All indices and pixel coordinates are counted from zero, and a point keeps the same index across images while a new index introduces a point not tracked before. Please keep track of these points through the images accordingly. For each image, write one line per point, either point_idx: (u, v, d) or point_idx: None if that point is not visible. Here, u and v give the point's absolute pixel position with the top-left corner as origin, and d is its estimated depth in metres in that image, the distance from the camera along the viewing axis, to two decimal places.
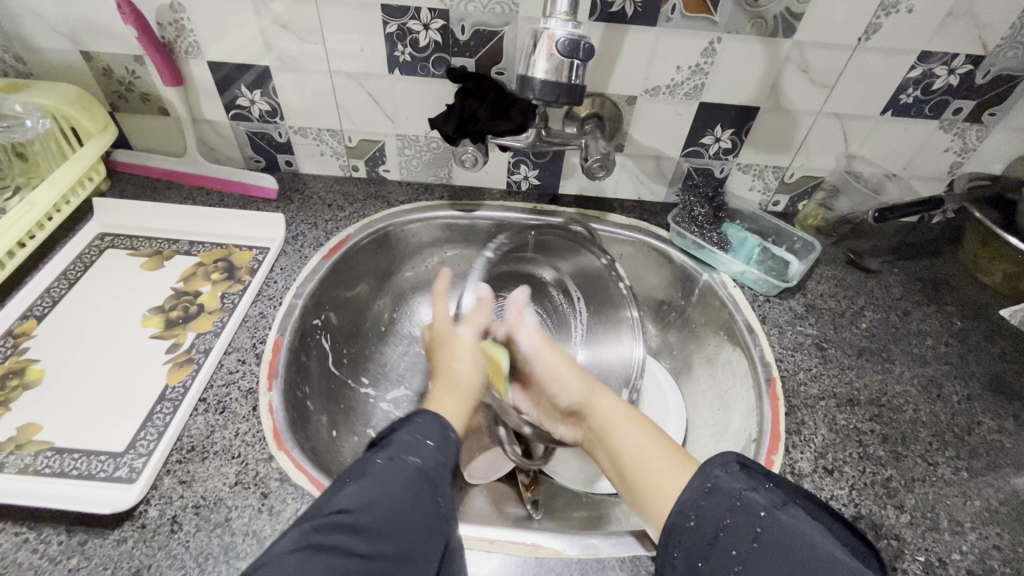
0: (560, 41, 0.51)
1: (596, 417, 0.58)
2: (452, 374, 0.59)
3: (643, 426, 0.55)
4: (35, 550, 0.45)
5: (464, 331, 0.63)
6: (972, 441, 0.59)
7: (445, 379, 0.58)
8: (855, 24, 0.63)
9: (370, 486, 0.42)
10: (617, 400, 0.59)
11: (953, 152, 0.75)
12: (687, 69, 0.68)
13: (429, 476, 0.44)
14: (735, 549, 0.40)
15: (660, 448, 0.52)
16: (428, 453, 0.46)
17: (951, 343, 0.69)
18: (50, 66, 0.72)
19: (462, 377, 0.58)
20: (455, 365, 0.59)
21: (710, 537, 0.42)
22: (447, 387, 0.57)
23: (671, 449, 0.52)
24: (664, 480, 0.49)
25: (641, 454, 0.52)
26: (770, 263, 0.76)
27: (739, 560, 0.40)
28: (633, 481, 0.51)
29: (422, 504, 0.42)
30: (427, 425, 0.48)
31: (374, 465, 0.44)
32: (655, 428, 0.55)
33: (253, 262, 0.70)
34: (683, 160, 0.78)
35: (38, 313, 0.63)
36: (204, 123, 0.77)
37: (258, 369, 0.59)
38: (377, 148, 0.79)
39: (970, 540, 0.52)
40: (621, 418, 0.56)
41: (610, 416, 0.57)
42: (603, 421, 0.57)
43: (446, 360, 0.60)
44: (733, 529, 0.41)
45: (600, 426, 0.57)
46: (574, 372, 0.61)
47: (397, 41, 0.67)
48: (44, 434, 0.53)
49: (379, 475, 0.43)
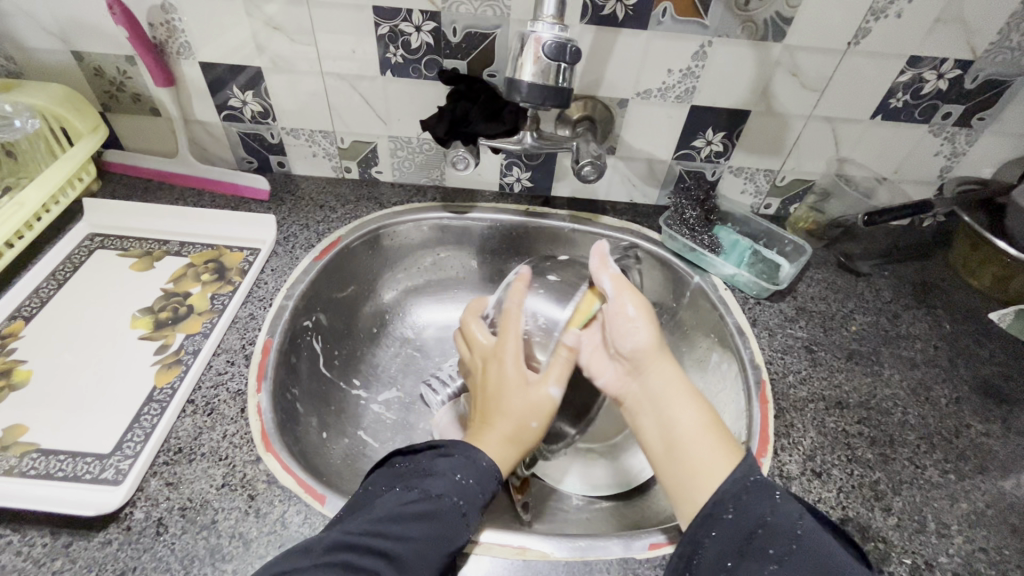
0: (546, 45, 0.51)
1: (657, 383, 0.55)
2: (523, 428, 0.54)
3: (701, 406, 0.54)
4: (19, 552, 0.45)
5: (552, 391, 0.56)
6: (960, 444, 0.60)
7: (512, 429, 0.54)
8: (844, 29, 0.63)
9: (405, 519, 0.45)
10: (677, 370, 0.56)
11: (942, 157, 0.75)
12: (678, 72, 0.68)
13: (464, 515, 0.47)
14: (772, 548, 0.41)
15: (715, 433, 0.51)
16: (469, 492, 0.49)
17: (940, 346, 0.70)
18: (41, 66, 0.71)
19: (531, 438, 0.55)
20: (532, 424, 0.55)
21: (747, 534, 0.43)
22: (507, 432, 0.54)
23: (724, 436, 0.52)
24: (716, 469, 0.49)
25: (697, 434, 0.51)
26: (761, 266, 0.76)
27: (775, 558, 0.40)
28: (683, 457, 0.50)
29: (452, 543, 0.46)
30: (476, 465, 0.50)
31: (417, 496, 0.47)
32: (708, 408, 0.54)
33: (244, 263, 0.70)
34: (674, 163, 0.79)
35: (26, 313, 0.63)
36: (196, 123, 0.77)
37: (247, 371, 0.59)
38: (370, 149, 0.79)
39: (957, 543, 0.52)
40: (682, 393, 0.54)
41: (669, 385, 0.54)
42: (662, 387, 0.54)
43: (520, 414, 0.55)
44: (771, 527, 0.42)
45: (656, 392, 0.54)
46: (647, 328, 0.56)
47: (389, 44, 0.67)
48: (30, 436, 0.52)
49: (420, 509, 0.46)
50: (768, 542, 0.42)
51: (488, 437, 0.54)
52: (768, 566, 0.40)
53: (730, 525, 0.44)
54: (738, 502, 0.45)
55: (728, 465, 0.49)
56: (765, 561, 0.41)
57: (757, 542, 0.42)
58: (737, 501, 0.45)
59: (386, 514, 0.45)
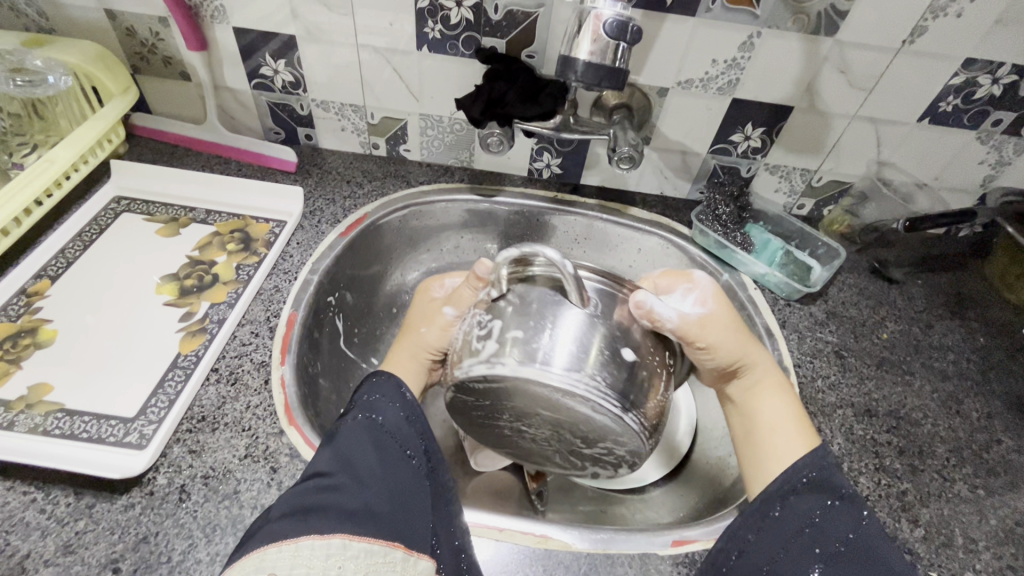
0: (607, 22, 0.50)
1: (745, 381, 0.53)
2: (416, 337, 0.54)
3: (789, 398, 0.52)
4: (43, 510, 0.45)
5: (447, 310, 0.53)
6: (990, 459, 0.59)
7: (408, 342, 0.54)
8: (899, 27, 0.61)
9: (343, 448, 0.42)
10: (762, 358, 0.54)
11: (987, 165, 0.73)
12: (723, 63, 0.66)
13: (397, 435, 0.44)
14: (819, 548, 0.41)
15: (795, 420, 0.50)
16: (392, 411, 0.45)
17: (973, 359, 0.68)
18: (74, 23, 0.70)
19: (422, 345, 0.54)
20: (421, 330, 0.54)
21: (795, 531, 0.42)
22: (405, 343, 0.55)
23: (803, 424, 0.50)
24: (788, 449, 0.47)
25: (780, 423, 0.50)
26: (793, 266, 0.75)
27: (820, 558, 0.40)
28: (758, 446, 0.49)
29: (397, 461, 0.43)
30: (381, 384, 0.47)
31: (348, 425, 0.44)
32: (796, 401, 0.52)
33: (270, 235, 0.69)
34: (709, 157, 0.77)
35: (52, 273, 0.62)
36: (226, 91, 0.76)
37: (271, 343, 0.59)
38: (399, 127, 0.78)
39: (984, 559, 0.51)
40: (770, 385, 0.52)
41: (754, 376, 0.53)
42: (751, 382, 0.53)
43: (417, 322, 0.55)
44: (822, 527, 0.41)
45: (745, 389, 0.53)
46: (734, 334, 0.52)
47: (427, 18, 0.65)
48: (55, 395, 0.52)
49: (347, 438, 0.43)
50: (817, 542, 0.41)
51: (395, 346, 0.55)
52: (814, 564, 0.40)
53: (776, 524, 0.42)
54: (787, 502, 0.43)
55: (802, 446, 0.48)
56: (811, 561, 0.40)
57: (804, 541, 0.41)
58: (787, 501, 0.43)
59: (326, 452, 0.42)
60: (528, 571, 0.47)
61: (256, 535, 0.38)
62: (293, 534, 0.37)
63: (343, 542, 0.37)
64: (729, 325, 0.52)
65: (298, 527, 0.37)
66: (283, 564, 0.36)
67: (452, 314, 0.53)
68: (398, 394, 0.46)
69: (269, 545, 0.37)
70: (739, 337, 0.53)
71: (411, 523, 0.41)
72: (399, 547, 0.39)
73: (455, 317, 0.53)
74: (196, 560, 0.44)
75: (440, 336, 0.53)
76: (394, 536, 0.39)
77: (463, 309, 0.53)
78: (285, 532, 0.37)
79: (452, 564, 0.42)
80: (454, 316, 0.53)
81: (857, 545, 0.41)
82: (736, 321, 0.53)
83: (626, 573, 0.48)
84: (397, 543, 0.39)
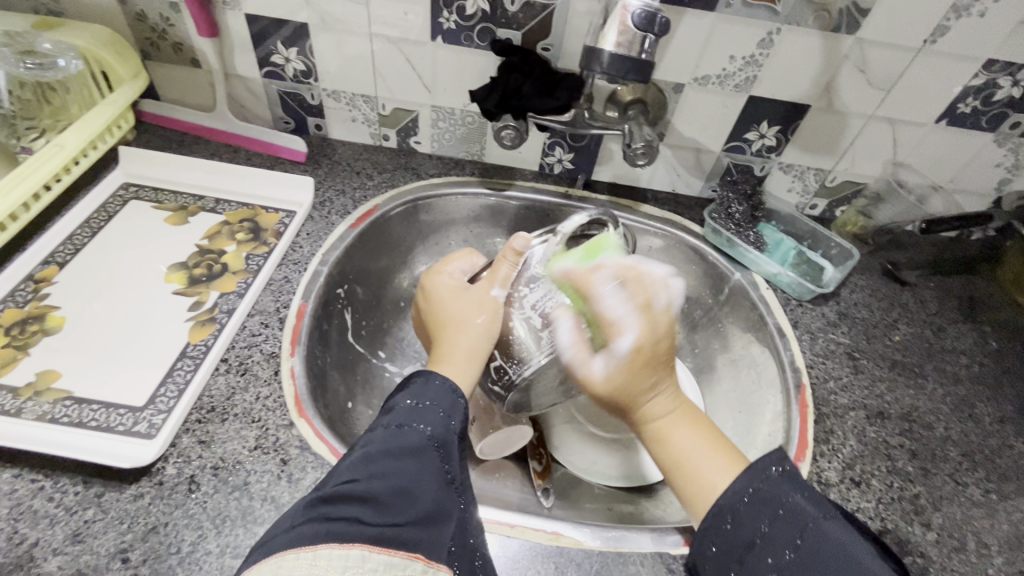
0: (635, 13, 0.49)
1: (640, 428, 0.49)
2: (473, 328, 0.51)
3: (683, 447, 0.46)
4: (51, 498, 0.45)
5: (496, 291, 0.53)
6: (1003, 464, 0.58)
7: (464, 338, 0.51)
8: (921, 26, 0.60)
9: (373, 456, 0.41)
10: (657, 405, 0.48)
11: (1003, 168, 0.72)
12: (741, 60, 0.65)
13: (437, 440, 0.44)
14: (771, 557, 0.39)
15: (707, 450, 0.46)
16: (435, 419, 0.45)
17: (985, 364, 0.68)
18: (84, 7, 0.69)
19: (481, 335, 0.51)
20: (477, 319, 0.52)
21: (746, 543, 0.40)
22: (459, 340, 0.51)
23: (718, 449, 0.46)
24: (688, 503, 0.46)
25: (692, 464, 0.45)
26: (806, 266, 0.75)
27: (775, 567, 0.39)
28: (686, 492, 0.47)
29: (432, 467, 0.42)
30: (435, 389, 0.46)
31: (386, 430, 0.43)
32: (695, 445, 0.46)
33: (280, 226, 0.69)
34: (723, 155, 0.76)
35: (60, 260, 0.62)
36: (236, 78, 0.75)
37: (281, 334, 0.58)
38: (410, 118, 0.77)
39: (997, 564, 0.51)
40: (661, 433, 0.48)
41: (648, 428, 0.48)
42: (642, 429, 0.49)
43: (468, 311, 0.52)
44: (771, 536, 0.40)
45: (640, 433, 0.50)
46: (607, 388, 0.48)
47: (443, 8, 0.64)
48: (63, 382, 0.52)
49: (385, 443, 0.42)
50: (768, 551, 0.39)
51: (440, 345, 0.51)
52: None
53: (728, 538, 0.41)
54: (737, 514, 0.42)
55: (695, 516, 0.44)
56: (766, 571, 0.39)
57: (756, 553, 0.40)
58: (736, 512, 0.42)
59: (357, 458, 0.41)
60: (540, 568, 0.47)
61: (275, 540, 0.37)
62: (310, 541, 0.36)
63: (362, 554, 0.36)
64: (617, 388, 0.47)
65: (317, 535, 0.36)
66: (301, 571, 0.35)
67: (502, 293, 0.53)
68: (454, 399, 0.46)
69: (288, 551, 0.35)
70: (637, 390, 0.47)
71: (435, 535, 0.40)
72: (421, 559, 0.38)
73: (505, 296, 0.53)
74: (205, 551, 0.43)
75: (493, 320, 0.52)
76: (416, 548, 0.38)
77: (509, 287, 0.53)
78: (304, 539, 0.36)
79: (469, 564, 0.43)
80: (502, 297, 0.53)
81: (805, 553, 0.38)
82: (643, 371, 0.47)
83: (638, 571, 0.47)
84: (418, 555, 0.38)
